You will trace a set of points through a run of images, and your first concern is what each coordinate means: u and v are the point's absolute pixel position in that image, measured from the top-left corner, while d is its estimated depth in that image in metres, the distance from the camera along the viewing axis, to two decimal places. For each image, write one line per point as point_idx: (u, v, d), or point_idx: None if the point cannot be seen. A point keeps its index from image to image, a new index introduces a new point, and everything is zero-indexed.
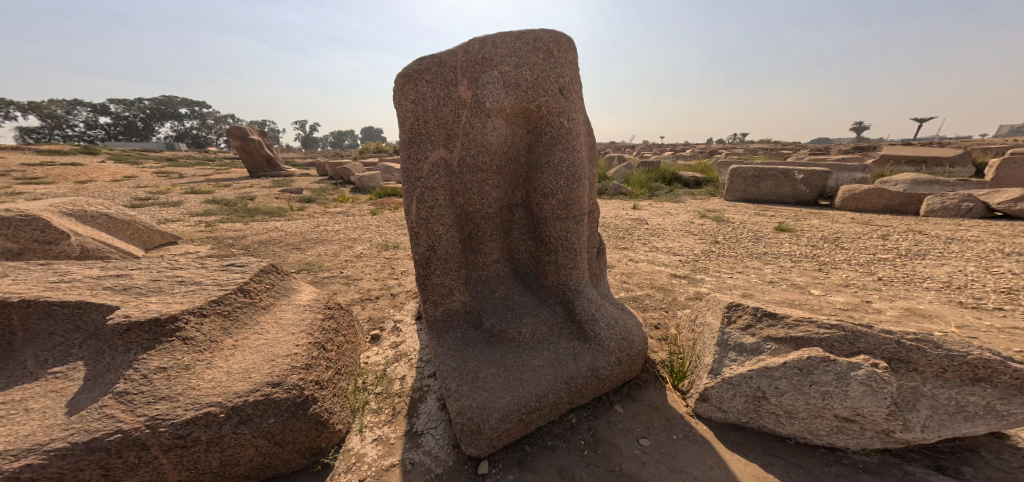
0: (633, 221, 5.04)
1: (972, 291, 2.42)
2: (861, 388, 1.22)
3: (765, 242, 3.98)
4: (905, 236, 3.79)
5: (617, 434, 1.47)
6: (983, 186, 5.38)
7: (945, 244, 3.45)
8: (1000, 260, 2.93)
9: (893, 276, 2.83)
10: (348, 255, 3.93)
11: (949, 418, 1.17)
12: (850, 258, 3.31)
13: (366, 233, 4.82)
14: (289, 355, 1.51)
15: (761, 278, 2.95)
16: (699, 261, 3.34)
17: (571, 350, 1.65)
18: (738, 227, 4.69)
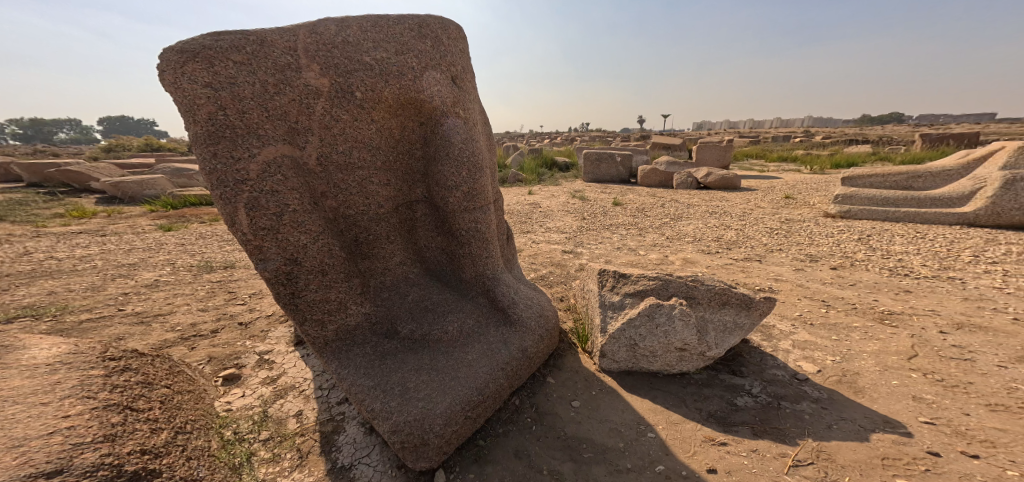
0: (530, 207, 4.24)
1: (703, 241, 2.73)
2: (678, 323, 0.99)
3: (612, 214, 3.82)
4: (676, 204, 4.37)
5: (550, 391, 1.07)
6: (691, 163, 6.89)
7: (691, 208, 4.08)
8: (710, 218, 3.53)
9: (669, 233, 3.01)
10: (91, 292, 1.97)
11: (727, 335, 1.05)
12: (639, 222, 3.45)
13: (126, 260, 2.49)
14: (55, 430, 0.62)
15: (613, 246, 2.67)
16: (576, 236, 2.94)
17: (484, 320, 1.12)
18: (596, 203, 4.51)
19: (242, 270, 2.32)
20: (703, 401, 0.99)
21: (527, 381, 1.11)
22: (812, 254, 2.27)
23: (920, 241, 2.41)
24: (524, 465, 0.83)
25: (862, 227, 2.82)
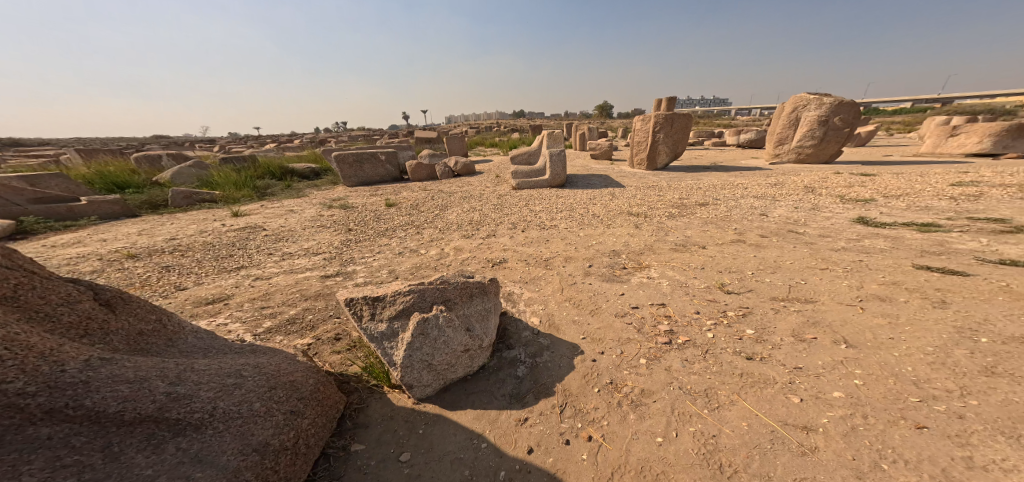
0: (781, 242, 2.97)
1: (1001, 412, 1.17)
2: (432, 332, 1.49)
3: (876, 286, 2.12)
4: (954, 290, 1.98)
5: (447, 340, 1.51)
6: None
7: (980, 310, 1.75)
8: None
9: (941, 361, 1.43)
10: (467, 212, 4.66)
11: (439, 345, 1.50)
12: (955, 324, 1.65)
13: (485, 201, 5.27)
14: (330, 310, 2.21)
15: (751, 326, 1.83)
16: (739, 295, 2.14)
17: (387, 302, 1.52)
18: (942, 267, 2.30)
19: (503, 224, 3.97)
20: (558, 423, 1.36)
21: (474, 351, 1.61)
22: None
23: None
24: (409, 379, 1.47)
25: None
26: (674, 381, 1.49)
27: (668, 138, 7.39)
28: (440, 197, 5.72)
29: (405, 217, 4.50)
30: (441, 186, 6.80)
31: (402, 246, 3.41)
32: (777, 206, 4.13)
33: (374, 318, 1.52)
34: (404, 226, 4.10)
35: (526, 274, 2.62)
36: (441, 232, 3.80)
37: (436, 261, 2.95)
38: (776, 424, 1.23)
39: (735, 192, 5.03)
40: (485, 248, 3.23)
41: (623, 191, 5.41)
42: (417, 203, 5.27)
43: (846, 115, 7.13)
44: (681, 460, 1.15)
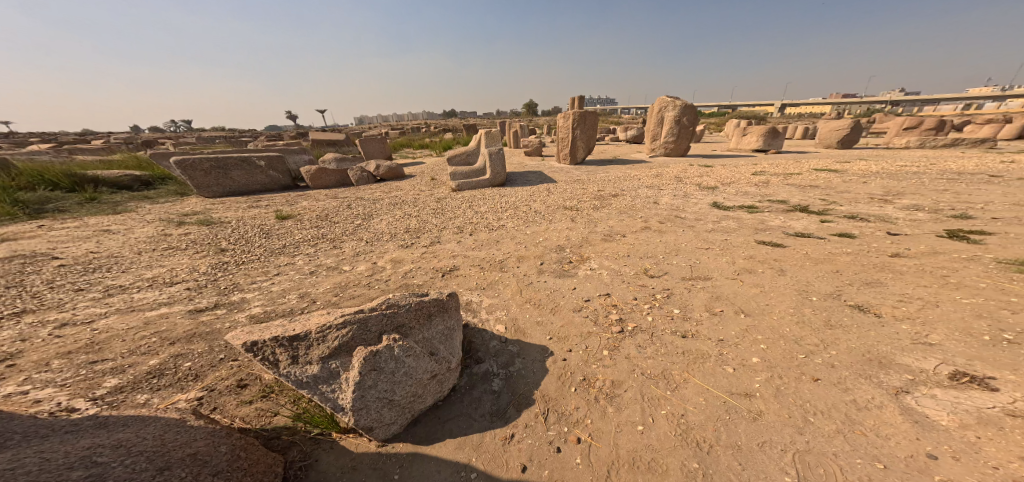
0: (680, 226, 3.57)
1: (846, 352, 1.65)
2: (381, 366, 1.40)
3: (753, 258, 2.72)
4: (797, 257, 2.68)
5: (406, 371, 1.44)
6: (937, 219, 3.33)
7: (814, 272, 2.42)
8: (963, 316, 1.80)
9: (806, 317, 1.93)
10: (389, 219, 4.33)
11: (394, 379, 1.42)
12: (804, 285, 2.26)
13: (407, 205, 4.96)
14: (212, 352, 1.88)
15: (679, 304, 2.16)
16: (663, 278, 2.50)
17: (319, 339, 1.37)
18: (786, 239, 3.08)
19: (436, 230, 3.81)
20: (546, 431, 1.41)
21: (441, 375, 1.57)
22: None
23: None
24: (368, 422, 1.38)
25: None
26: (635, 369, 1.68)
27: (585, 134, 8.00)
28: (356, 203, 5.18)
29: (320, 230, 3.96)
30: (353, 192, 6.15)
31: (318, 265, 3.00)
32: (670, 194, 4.91)
33: (302, 359, 1.36)
34: (315, 241, 3.61)
35: (482, 280, 2.61)
36: (365, 244, 3.46)
37: (366, 278, 2.70)
38: (724, 395, 1.48)
39: (637, 182, 5.79)
40: (423, 257, 3.06)
41: (556, 186, 5.75)
42: (326, 213, 4.69)
43: (689, 116, 8.69)
44: (661, 443, 1.31)
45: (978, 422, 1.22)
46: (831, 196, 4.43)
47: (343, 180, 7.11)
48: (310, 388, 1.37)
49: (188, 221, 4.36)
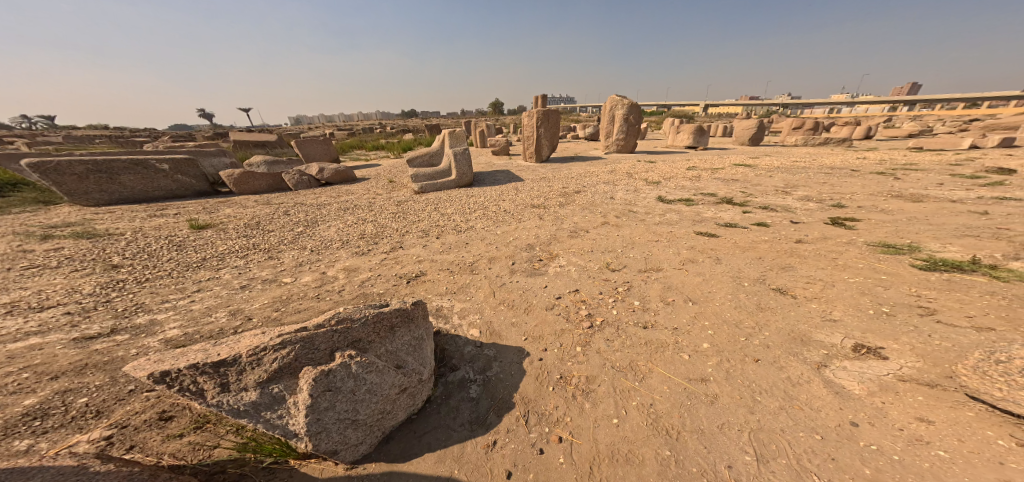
0: (633, 220, 3.82)
1: (777, 331, 1.91)
2: (335, 386, 1.30)
3: (698, 249, 3.01)
4: (733, 246, 3.03)
5: (369, 388, 1.37)
6: (834, 208, 3.97)
7: (748, 260, 2.75)
8: (858, 293, 2.18)
9: (744, 303, 2.19)
10: (338, 224, 4.03)
11: (355, 398, 1.34)
12: (741, 272, 2.56)
13: (359, 209, 4.66)
14: (119, 384, 1.58)
15: (640, 297, 2.32)
16: (623, 271, 2.66)
17: (254, 363, 1.22)
18: (723, 229, 3.46)
19: (395, 234, 3.64)
20: (528, 434, 1.44)
21: (411, 388, 1.51)
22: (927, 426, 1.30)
23: None
24: (330, 446, 1.31)
25: None
26: (606, 362, 1.77)
27: (549, 133, 8.16)
28: (298, 209, 4.72)
29: (256, 239, 3.53)
30: (291, 198, 5.59)
31: (255, 278, 2.68)
32: (621, 190, 5.23)
33: (236, 386, 1.22)
34: (247, 251, 3.22)
35: (452, 284, 2.56)
36: (310, 253, 3.17)
37: (314, 289, 2.47)
38: (684, 382, 1.62)
39: (591, 179, 6.07)
40: (383, 264, 2.90)
41: (524, 184, 5.80)
42: (259, 220, 4.20)
43: (634, 115, 9.24)
44: (636, 434, 1.40)
45: (879, 389, 1.49)
46: (751, 189, 5.08)
47: (278, 182, 6.42)
48: (250, 417, 1.25)
49: (74, 232, 3.63)
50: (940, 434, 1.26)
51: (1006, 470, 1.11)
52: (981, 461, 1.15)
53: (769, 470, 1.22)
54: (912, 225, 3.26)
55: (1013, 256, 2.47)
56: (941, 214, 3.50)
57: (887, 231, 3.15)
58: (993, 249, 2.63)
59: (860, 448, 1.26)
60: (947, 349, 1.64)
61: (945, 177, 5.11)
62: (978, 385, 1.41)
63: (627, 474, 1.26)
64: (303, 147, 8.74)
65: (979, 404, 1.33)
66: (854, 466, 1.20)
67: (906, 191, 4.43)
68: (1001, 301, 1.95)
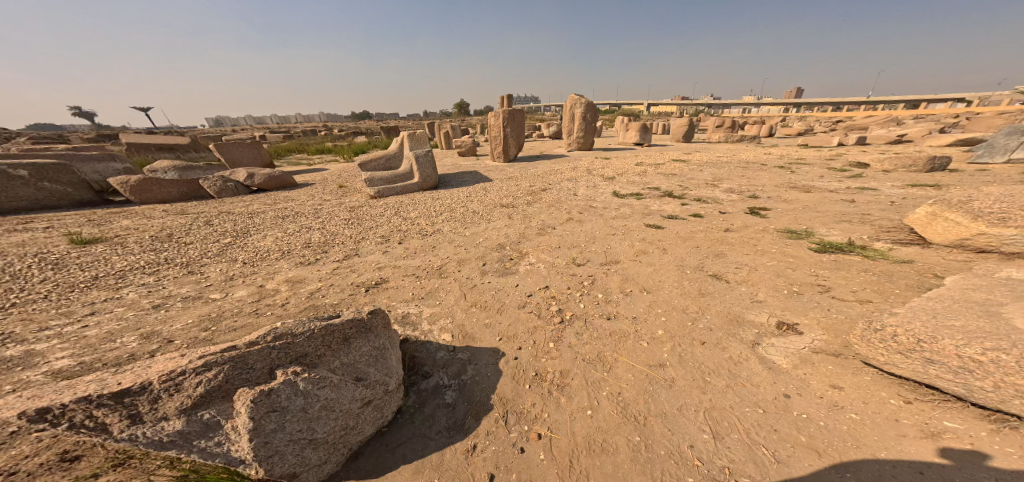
0: (589, 216, 4.02)
1: (719, 311, 2.17)
2: (281, 406, 1.23)
3: (650, 240, 3.27)
4: (678, 236, 3.35)
5: (325, 404, 1.32)
6: (754, 199, 4.60)
7: (692, 248, 3.07)
8: (780, 272, 2.56)
9: (693, 287, 2.44)
10: (278, 232, 3.66)
11: (308, 416, 1.28)
12: (688, 260, 2.85)
13: (301, 216, 4.30)
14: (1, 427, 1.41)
15: (603, 289, 2.46)
16: (585, 266, 2.80)
17: (172, 390, 1.12)
18: (669, 221, 3.80)
19: (347, 241, 3.42)
20: (507, 435, 1.47)
21: (377, 400, 1.47)
22: (836, 389, 1.56)
23: None
24: (288, 468, 1.24)
25: None
26: (577, 356, 1.85)
27: (514, 133, 8.34)
28: (223, 218, 4.17)
29: (170, 252, 3.06)
30: (214, 206, 4.92)
31: (175, 296, 2.37)
32: (575, 187, 5.47)
33: (151, 416, 1.11)
34: (159, 266, 2.81)
35: (420, 290, 2.50)
36: (243, 265, 2.85)
37: (251, 305, 2.25)
38: (646, 368, 1.75)
39: (545, 178, 6.26)
40: (338, 273, 2.73)
41: (493, 184, 5.82)
42: (171, 231, 3.63)
43: (592, 113, 9.84)
44: (609, 423, 1.48)
45: (801, 361, 1.74)
46: (687, 183, 5.66)
47: (193, 189, 5.55)
48: (179, 447, 1.16)
49: None
50: (850, 398, 1.51)
51: (901, 426, 1.37)
52: (882, 418, 1.41)
53: (725, 444, 1.35)
54: (808, 213, 3.93)
55: (877, 237, 3.12)
56: (828, 203, 4.26)
57: (791, 219, 3.76)
58: (864, 232, 3.28)
59: (795, 417, 1.45)
60: (843, 321, 1.99)
61: (826, 171, 6.26)
62: (865, 350, 1.68)
63: (605, 463, 1.33)
64: (225, 151, 7.89)
65: (872, 369, 1.64)
66: (791, 433, 1.38)
67: (800, 183, 5.33)
68: (872, 275, 2.44)
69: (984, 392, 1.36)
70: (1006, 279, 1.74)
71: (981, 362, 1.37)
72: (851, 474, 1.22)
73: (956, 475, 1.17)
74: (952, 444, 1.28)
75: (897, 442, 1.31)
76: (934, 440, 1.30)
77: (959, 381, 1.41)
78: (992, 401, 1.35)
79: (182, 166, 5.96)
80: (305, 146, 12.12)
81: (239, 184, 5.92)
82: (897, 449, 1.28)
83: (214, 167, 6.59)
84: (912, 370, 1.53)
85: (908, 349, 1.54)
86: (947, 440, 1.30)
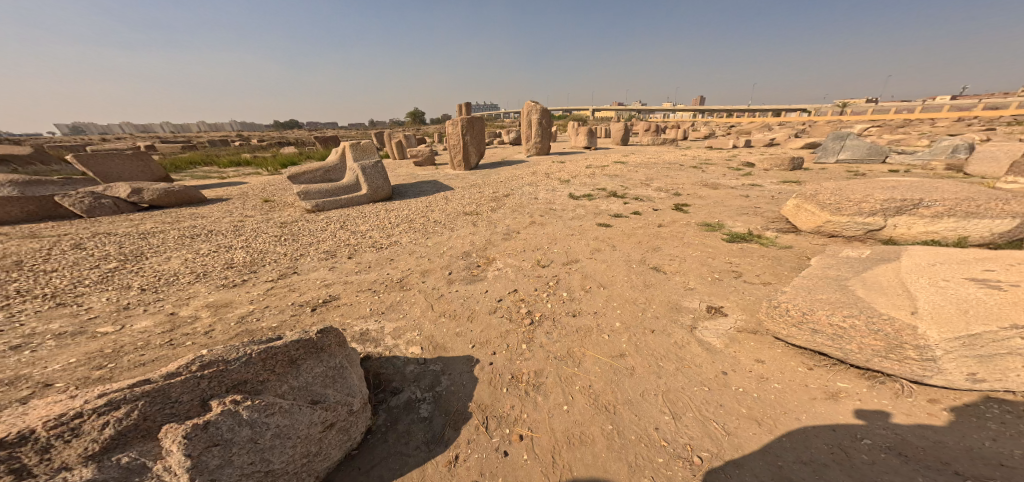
0: (543, 219, 4.19)
1: (663, 299, 2.42)
2: (224, 441, 1.07)
3: (599, 239, 3.52)
4: (623, 234, 3.68)
5: (278, 432, 1.18)
6: (678, 197, 5.30)
7: (635, 244, 3.39)
8: (707, 262, 2.96)
9: (641, 280, 2.68)
10: (187, 254, 3.15)
11: (261, 448, 1.14)
12: (633, 255, 3.14)
13: (215, 233, 3.75)
14: None
15: (564, 287, 2.57)
16: (545, 266, 2.91)
17: (68, 435, 0.94)
18: (612, 220, 4.15)
19: (283, 259, 3.08)
20: (489, 440, 1.44)
21: (340, 422, 1.37)
22: (757, 359, 1.84)
23: (947, 350, 1.49)
24: None
25: (886, 279, 1.91)
26: (549, 354, 1.90)
27: (474, 140, 8.50)
28: (99, 240, 3.42)
29: (22, 283, 2.48)
30: (86, 227, 3.99)
31: (45, 334, 1.94)
32: (524, 192, 5.67)
33: (44, 468, 0.91)
34: (9, 302, 2.24)
35: (379, 304, 2.37)
36: (140, 292, 2.46)
37: (160, 335, 1.96)
38: (610, 360, 1.85)
39: (494, 184, 6.37)
40: (278, 293, 2.47)
41: (453, 193, 5.76)
42: (19, 258, 2.89)
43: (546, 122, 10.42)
44: (584, 415, 1.53)
45: (730, 340, 2.00)
46: (623, 184, 6.27)
47: (45, 207, 4.52)
48: None
49: None
50: (772, 369, 1.77)
51: (811, 389, 1.64)
52: (797, 384, 1.68)
53: (683, 424, 1.47)
54: (718, 208, 4.65)
55: (767, 227, 3.85)
56: (732, 199, 5.08)
57: (706, 213, 4.42)
58: (757, 223, 4.01)
59: (734, 391, 1.64)
60: (753, 301, 2.36)
61: (726, 170, 7.55)
62: (772, 325, 1.99)
63: (585, 455, 1.36)
64: (93, 163, 6.46)
65: (782, 343, 1.96)
66: (734, 406, 1.56)
67: (709, 182, 6.29)
68: (768, 259, 2.98)
69: (854, 353, 1.72)
70: (848, 258, 2.28)
71: (844, 327, 1.72)
72: (785, 436, 1.41)
73: (859, 428, 1.44)
74: (849, 402, 1.57)
75: (812, 404, 1.56)
76: (836, 400, 1.58)
77: (836, 346, 1.76)
78: (861, 360, 1.71)
79: (23, 181, 4.60)
80: (214, 158, 10.54)
81: (120, 201, 4.95)
82: (813, 409, 1.54)
83: (76, 181, 5.35)
84: (805, 339, 1.87)
85: (800, 322, 1.87)
86: (845, 399, 1.59)
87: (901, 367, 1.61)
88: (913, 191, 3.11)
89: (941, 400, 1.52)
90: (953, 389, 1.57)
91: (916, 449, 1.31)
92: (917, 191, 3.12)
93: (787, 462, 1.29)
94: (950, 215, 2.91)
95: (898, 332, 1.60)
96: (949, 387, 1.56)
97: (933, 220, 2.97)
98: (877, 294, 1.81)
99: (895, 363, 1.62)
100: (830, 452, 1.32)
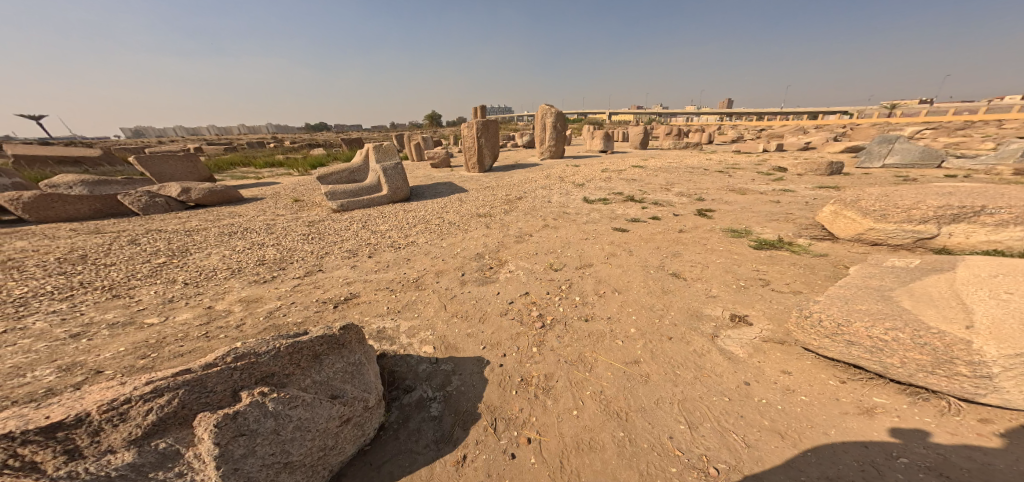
0: (559, 222, 4.16)
1: (682, 306, 2.35)
2: (248, 431, 1.16)
3: (617, 243, 3.46)
4: (642, 238, 3.60)
5: (299, 425, 1.27)
6: (701, 202, 5.09)
7: (654, 249, 3.31)
8: (729, 269, 2.83)
9: (659, 286, 2.61)
10: (225, 250, 3.39)
11: (282, 440, 1.23)
12: (652, 259, 3.06)
13: (251, 230, 4.01)
14: None
15: (578, 291, 2.56)
16: (561, 269, 2.89)
17: (116, 420, 1.05)
18: (631, 224, 4.07)
19: (310, 257, 3.25)
20: (497, 442, 1.47)
21: (356, 417, 1.45)
22: (783, 371, 1.75)
23: (1005, 369, 1.36)
24: None
25: (934, 290, 1.75)
26: (561, 358, 1.89)
27: (490, 142, 8.51)
28: (151, 236, 3.74)
29: (86, 276, 2.76)
30: (141, 223, 4.39)
31: (105, 324, 2.16)
32: (542, 194, 5.67)
33: (93, 450, 1.03)
34: (78, 292, 2.52)
35: (395, 303, 2.45)
36: (184, 286, 2.68)
37: (198, 328, 2.13)
38: (624, 366, 1.83)
39: (511, 186, 6.40)
40: (303, 291, 2.60)
41: (470, 194, 5.83)
42: (84, 252, 3.22)
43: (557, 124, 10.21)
44: (594, 421, 1.53)
45: (754, 350, 1.91)
46: (644, 188, 6.11)
47: (108, 205, 4.98)
48: None
49: None
50: (799, 381, 1.68)
51: (841, 404, 1.55)
52: (826, 398, 1.58)
53: (699, 434, 1.44)
54: (746, 213, 4.43)
55: (800, 234, 3.62)
56: (760, 204, 4.83)
57: (732, 219, 4.22)
58: (789, 230, 3.78)
59: (757, 403, 1.57)
60: (782, 311, 2.24)
61: (756, 174, 7.18)
62: (802, 336, 1.88)
63: (594, 461, 1.36)
64: (151, 164, 7.04)
65: (812, 355, 1.85)
66: (755, 419, 1.49)
67: (737, 186, 6.01)
68: (799, 268, 2.80)
69: (894, 368, 1.59)
70: (891, 268, 2.11)
71: (885, 340, 1.61)
72: (811, 451, 1.34)
73: (894, 447, 1.34)
74: (885, 418, 1.46)
75: (841, 419, 1.47)
76: (870, 415, 1.48)
77: (875, 359, 1.64)
78: (902, 375, 1.58)
79: (92, 181, 5.15)
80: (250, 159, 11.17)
81: (171, 199, 5.37)
82: (842, 425, 1.45)
83: (138, 181, 5.85)
84: (839, 351, 1.75)
85: (833, 333, 1.75)
86: (881, 415, 1.48)
87: (949, 384, 1.48)
88: (972, 197, 2.83)
89: (995, 422, 1.39)
90: (1009, 409, 1.43)
91: (960, 471, 1.21)
92: (976, 197, 2.84)
93: (811, 479, 1.23)
94: (1015, 223, 2.63)
95: (948, 347, 1.47)
96: (1003, 406, 1.43)
97: (995, 228, 2.71)
98: (926, 305, 1.65)
99: (942, 379, 1.49)
100: (860, 470, 1.25)
